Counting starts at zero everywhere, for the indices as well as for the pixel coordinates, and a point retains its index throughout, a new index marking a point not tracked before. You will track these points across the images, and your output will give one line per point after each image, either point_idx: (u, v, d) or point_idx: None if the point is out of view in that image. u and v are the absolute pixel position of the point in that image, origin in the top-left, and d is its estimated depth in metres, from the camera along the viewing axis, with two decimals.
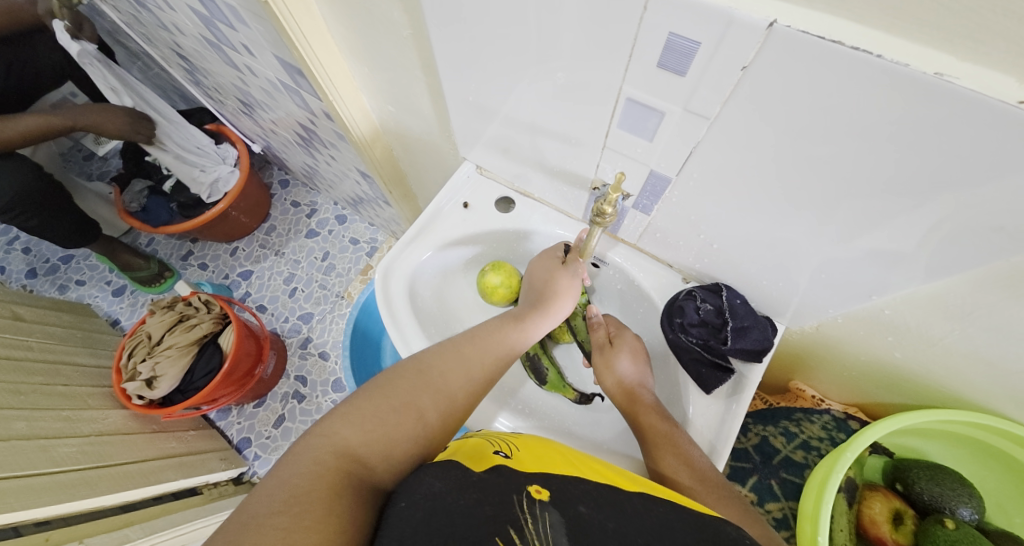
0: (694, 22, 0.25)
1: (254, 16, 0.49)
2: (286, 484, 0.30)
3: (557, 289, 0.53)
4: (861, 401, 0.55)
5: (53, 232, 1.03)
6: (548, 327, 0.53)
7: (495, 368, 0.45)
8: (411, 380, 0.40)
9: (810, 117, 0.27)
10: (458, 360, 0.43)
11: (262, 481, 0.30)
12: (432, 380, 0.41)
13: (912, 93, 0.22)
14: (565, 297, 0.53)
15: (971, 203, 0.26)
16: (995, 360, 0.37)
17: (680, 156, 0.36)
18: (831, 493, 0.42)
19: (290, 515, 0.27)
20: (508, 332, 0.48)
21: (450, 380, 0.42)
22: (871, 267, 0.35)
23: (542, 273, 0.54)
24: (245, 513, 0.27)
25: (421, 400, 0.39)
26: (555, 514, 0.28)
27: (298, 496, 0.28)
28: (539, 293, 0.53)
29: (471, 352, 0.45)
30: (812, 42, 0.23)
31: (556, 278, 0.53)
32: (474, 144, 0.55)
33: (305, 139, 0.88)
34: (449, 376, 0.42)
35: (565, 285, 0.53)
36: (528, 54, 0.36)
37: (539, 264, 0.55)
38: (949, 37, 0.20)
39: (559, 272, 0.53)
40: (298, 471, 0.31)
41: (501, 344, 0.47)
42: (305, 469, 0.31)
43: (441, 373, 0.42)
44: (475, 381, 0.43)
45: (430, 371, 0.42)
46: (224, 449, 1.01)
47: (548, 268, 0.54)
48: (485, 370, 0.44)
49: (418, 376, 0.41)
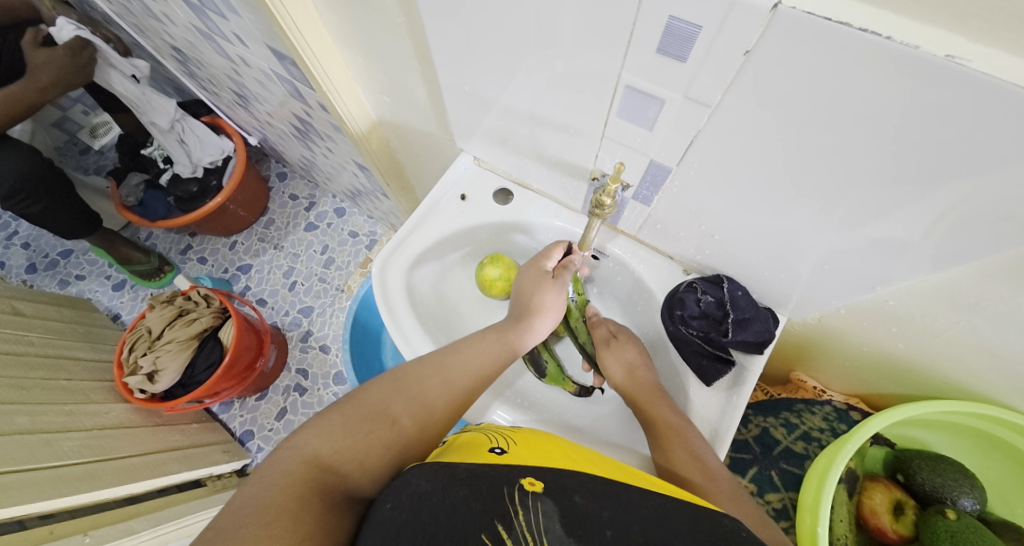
0: (695, 4, 0.24)
1: (243, 5, 0.48)
2: (253, 496, 0.30)
3: (533, 297, 0.52)
4: (862, 392, 0.55)
5: (57, 219, 1.02)
6: (538, 335, 0.52)
7: (476, 374, 0.45)
8: (384, 390, 0.41)
9: (816, 103, 0.26)
10: (436, 368, 0.44)
11: (230, 497, 0.31)
12: (407, 388, 0.41)
13: (923, 78, 0.21)
14: (550, 308, 0.52)
15: (981, 191, 0.25)
16: (1000, 351, 0.36)
17: (681, 146, 0.35)
18: (833, 485, 0.42)
19: (256, 524, 0.28)
20: (488, 339, 0.48)
21: (426, 388, 0.42)
22: (875, 257, 0.34)
23: (527, 283, 0.53)
24: (212, 525, 0.28)
25: (395, 407, 0.39)
26: (549, 503, 0.28)
27: (264, 507, 0.29)
28: (523, 303, 0.53)
29: (450, 359, 0.45)
30: (817, 23, 0.22)
31: (534, 290, 0.52)
32: (471, 135, 0.54)
33: (301, 131, 0.87)
34: (426, 385, 0.42)
35: (543, 297, 0.52)
36: (524, 40, 0.35)
37: (524, 272, 0.55)
38: (962, 17, 0.19)
39: (537, 280, 0.53)
40: (265, 483, 0.31)
41: (480, 350, 0.47)
42: (273, 481, 0.31)
43: (416, 381, 0.42)
44: (454, 387, 0.43)
45: (404, 380, 0.42)
46: (227, 442, 1.02)
47: (531, 277, 0.54)
48: (465, 376, 0.44)
49: (392, 385, 0.41)
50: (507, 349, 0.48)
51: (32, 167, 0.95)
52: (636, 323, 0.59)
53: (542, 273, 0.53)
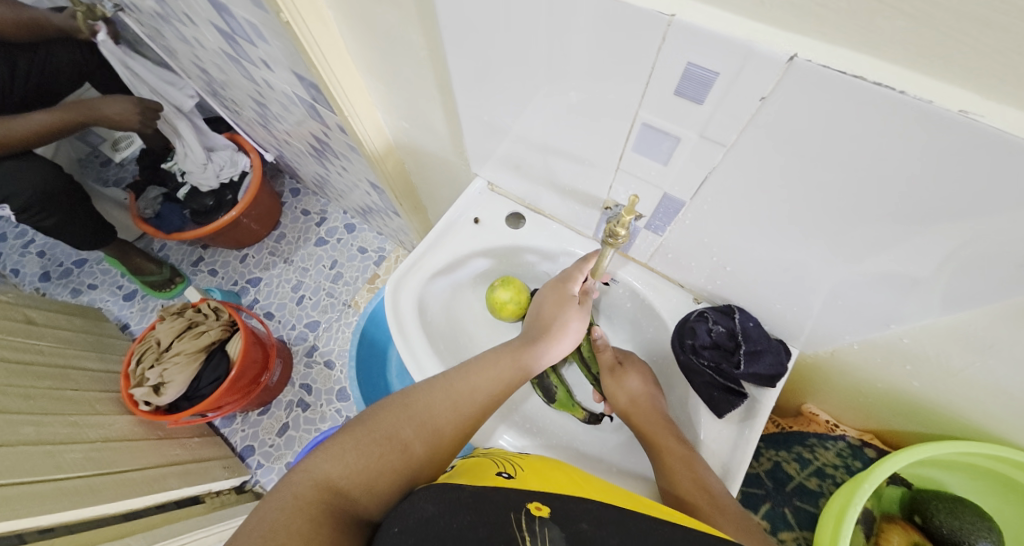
0: (711, 52, 0.25)
1: (273, 34, 0.50)
2: (265, 518, 0.30)
3: (553, 320, 0.52)
4: (876, 427, 0.53)
5: (72, 230, 1.04)
6: (553, 357, 0.52)
7: (485, 398, 0.45)
8: (395, 413, 0.40)
9: (830, 146, 0.26)
10: (446, 392, 0.43)
11: (243, 519, 0.30)
12: (417, 412, 0.41)
13: (935, 129, 0.22)
14: (565, 335, 0.52)
15: (995, 235, 0.25)
16: (1018, 393, 0.36)
17: (695, 180, 0.36)
18: (850, 526, 0.41)
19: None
20: (501, 361, 0.48)
21: (437, 412, 0.42)
22: (888, 294, 0.34)
23: (549, 307, 0.53)
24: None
25: (405, 432, 0.39)
26: (556, 530, 0.27)
27: (274, 529, 0.29)
28: (541, 325, 0.53)
29: (461, 383, 0.44)
30: (832, 75, 0.23)
31: (557, 311, 0.52)
32: (486, 160, 0.55)
33: (318, 150, 0.89)
34: (437, 408, 0.42)
35: (566, 321, 0.52)
36: (541, 73, 0.36)
37: (545, 294, 0.55)
38: (971, 73, 0.20)
39: (563, 302, 0.53)
40: (276, 506, 0.31)
41: (492, 374, 0.46)
42: (284, 504, 0.31)
43: (427, 405, 0.42)
44: (464, 412, 0.43)
45: (415, 403, 0.42)
46: (227, 456, 1.01)
47: (554, 296, 0.54)
48: (477, 401, 0.44)
49: (403, 409, 0.41)
50: (520, 371, 0.48)
51: (49, 182, 0.97)
52: (646, 350, 0.59)
53: (569, 297, 0.53)
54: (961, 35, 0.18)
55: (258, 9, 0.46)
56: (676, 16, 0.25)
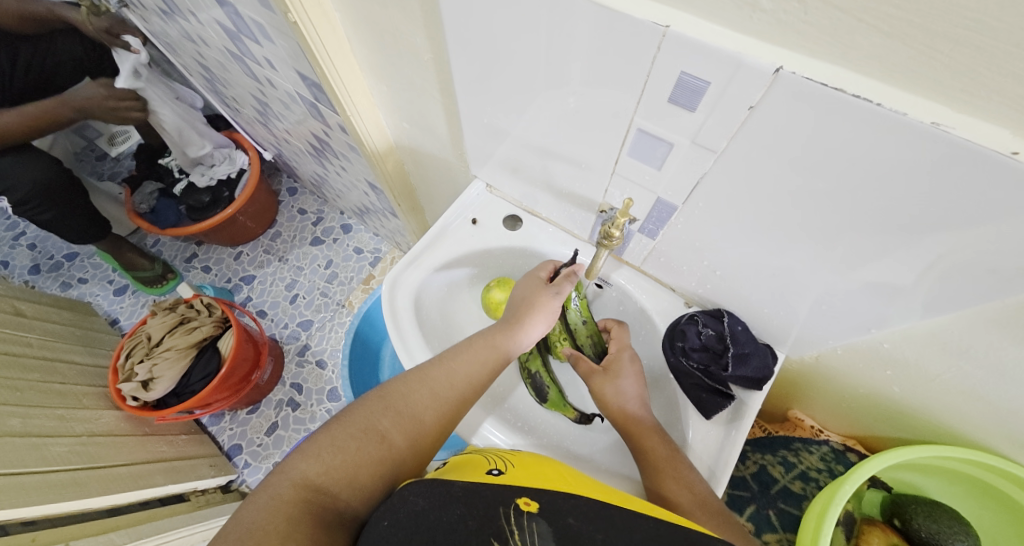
0: (705, 63, 0.27)
1: (279, 33, 0.51)
2: (242, 521, 0.30)
3: (527, 300, 0.52)
4: (860, 434, 0.55)
5: (67, 224, 1.03)
6: (530, 343, 0.52)
7: (463, 383, 0.45)
8: (370, 406, 0.41)
9: (816, 154, 0.28)
10: (423, 381, 0.44)
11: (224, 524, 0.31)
12: (394, 403, 0.41)
13: (913, 141, 0.23)
14: (539, 318, 0.51)
15: (966, 243, 0.27)
16: (993, 399, 0.37)
17: (687, 187, 0.37)
18: (831, 525, 0.42)
19: None
20: (477, 346, 0.48)
21: (413, 400, 0.42)
22: (870, 300, 0.36)
23: (522, 290, 0.53)
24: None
25: (382, 423, 0.39)
26: (543, 525, 0.28)
27: (252, 531, 0.29)
28: (514, 308, 0.53)
29: (437, 371, 0.45)
30: (815, 87, 0.24)
31: (534, 294, 0.52)
32: (485, 163, 0.56)
33: (317, 149, 0.90)
34: (412, 398, 0.42)
35: (539, 303, 0.52)
36: (541, 80, 0.37)
37: (521, 284, 0.55)
38: (946, 90, 0.21)
39: (537, 288, 0.53)
40: (256, 508, 0.31)
41: (468, 358, 0.47)
42: (264, 506, 0.31)
43: (404, 394, 0.42)
44: (442, 399, 0.43)
45: (392, 395, 0.42)
46: (214, 455, 1.00)
47: (528, 284, 0.54)
48: (454, 387, 0.44)
49: (380, 402, 0.41)
50: (495, 353, 0.48)
51: (48, 175, 0.97)
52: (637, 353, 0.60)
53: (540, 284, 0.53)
54: (936, 52, 0.20)
55: (266, 9, 0.47)
56: (671, 27, 0.26)
